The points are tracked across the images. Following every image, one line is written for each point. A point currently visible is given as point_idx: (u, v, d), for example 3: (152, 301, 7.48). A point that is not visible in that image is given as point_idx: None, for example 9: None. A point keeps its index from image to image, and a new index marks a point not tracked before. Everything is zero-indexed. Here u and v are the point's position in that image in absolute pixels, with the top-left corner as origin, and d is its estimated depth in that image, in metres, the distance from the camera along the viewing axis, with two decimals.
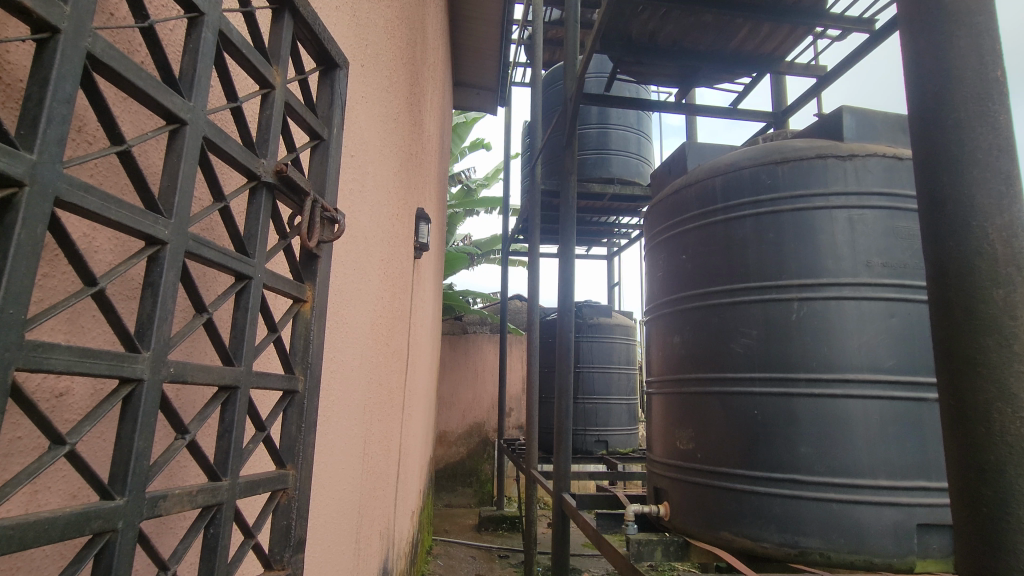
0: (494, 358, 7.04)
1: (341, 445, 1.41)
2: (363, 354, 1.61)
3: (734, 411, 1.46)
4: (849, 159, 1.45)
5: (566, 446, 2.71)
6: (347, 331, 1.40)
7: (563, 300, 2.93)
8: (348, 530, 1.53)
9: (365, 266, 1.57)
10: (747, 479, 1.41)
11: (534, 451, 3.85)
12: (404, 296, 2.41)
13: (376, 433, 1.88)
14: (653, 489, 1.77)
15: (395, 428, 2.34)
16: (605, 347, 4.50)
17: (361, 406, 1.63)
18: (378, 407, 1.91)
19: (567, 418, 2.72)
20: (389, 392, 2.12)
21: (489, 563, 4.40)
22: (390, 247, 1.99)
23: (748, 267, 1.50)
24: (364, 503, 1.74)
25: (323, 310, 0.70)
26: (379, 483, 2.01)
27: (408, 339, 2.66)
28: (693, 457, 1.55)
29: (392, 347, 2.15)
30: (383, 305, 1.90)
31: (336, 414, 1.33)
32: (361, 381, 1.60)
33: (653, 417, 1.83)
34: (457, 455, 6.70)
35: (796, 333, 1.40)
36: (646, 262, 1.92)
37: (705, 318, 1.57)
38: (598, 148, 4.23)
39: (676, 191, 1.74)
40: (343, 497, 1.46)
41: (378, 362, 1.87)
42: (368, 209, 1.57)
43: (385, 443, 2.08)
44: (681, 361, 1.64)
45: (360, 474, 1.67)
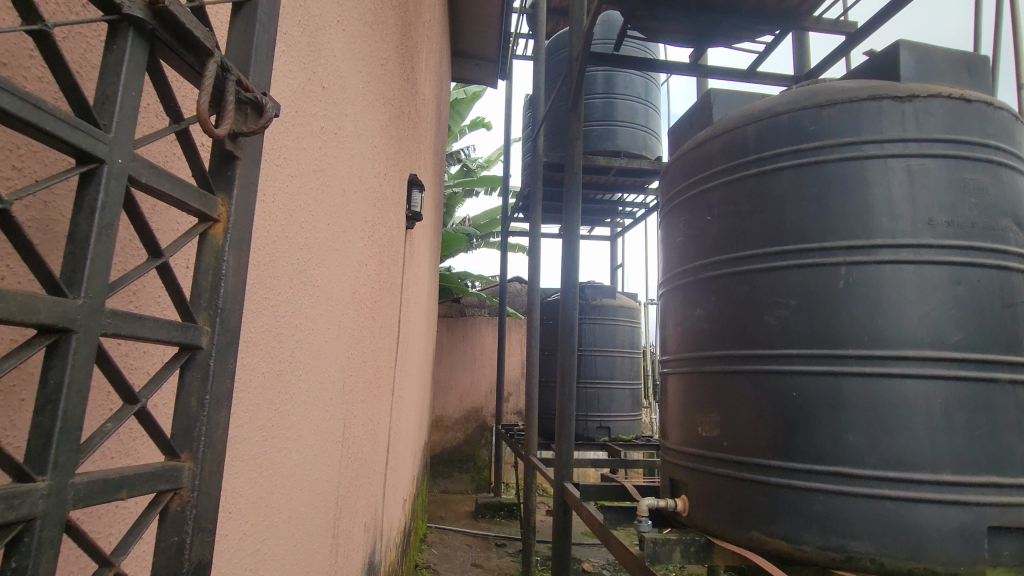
0: (493, 341, 6.86)
1: (315, 425, 1.21)
2: (343, 324, 1.42)
3: (767, 392, 1.27)
4: (908, 100, 1.24)
5: (569, 430, 2.52)
6: (319, 292, 1.19)
7: (566, 276, 2.74)
8: (325, 524, 1.34)
9: (344, 225, 1.37)
10: (782, 472, 1.22)
11: (533, 435, 3.67)
12: (394, 267, 2.22)
13: (360, 415, 1.69)
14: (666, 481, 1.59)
15: (384, 411, 2.16)
16: (608, 329, 4.32)
17: (340, 384, 1.43)
18: (362, 385, 1.71)
19: (569, 402, 2.53)
20: (375, 371, 1.92)
21: (486, 551, 4.25)
22: (377, 210, 1.79)
23: (785, 226, 1.30)
24: (345, 493, 1.55)
25: (244, 235, 0.51)
26: (364, 468, 1.83)
27: (399, 315, 2.47)
28: (715, 444, 1.36)
29: (379, 321, 1.95)
30: (367, 273, 1.70)
31: (306, 389, 1.14)
32: (340, 356, 1.41)
33: (668, 400, 1.64)
34: (453, 440, 6.56)
35: (843, 303, 1.20)
36: (661, 227, 1.71)
37: (733, 287, 1.37)
38: (604, 118, 4.00)
39: (699, 144, 1.53)
40: (318, 486, 1.26)
41: (362, 337, 1.67)
42: (348, 158, 1.36)
43: (371, 427, 1.89)
44: (703, 336, 1.44)
45: (340, 460, 1.48)
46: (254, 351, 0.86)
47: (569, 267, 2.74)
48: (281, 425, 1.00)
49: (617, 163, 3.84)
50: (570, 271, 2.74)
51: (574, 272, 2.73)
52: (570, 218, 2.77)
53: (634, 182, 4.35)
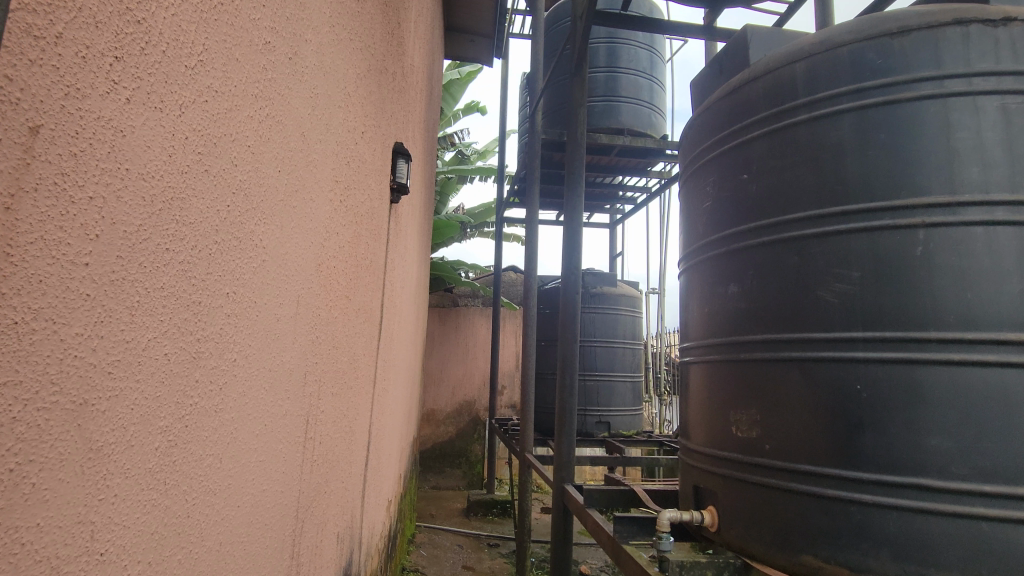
0: (486, 333, 6.65)
1: (260, 423, 0.96)
2: (303, 300, 1.17)
3: (823, 385, 1.03)
4: (1003, 24, 0.99)
5: (570, 427, 2.28)
6: (267, 257, 0.94)
7: (568, 260, 2.50)
8: (278, 543, 1.10)
9: (303, 178, 1.12)
10: (841, 484, 0.99)
11: (529, 431, 3.44)
12: (375, 245, 1.97)
13: (330, 411, 1.45)
14: (688, 489, 1.36)
15: (363, 406, 1.91)
16: (609, 318, 4.08)
17: (301, 373, 1.19)
18: (333, 375, 1.46)
19: (571, 396, 2.30)
20: (351, 359, 1.68)
21: (477, 552, 4.02)
22: (352, 173, 1.54)
23: (844, 182, 1.06)
24: (310, 500, 1.32)
25: None
26: (337, 472, 1.59)
27: (381, 298, 2.22)
28: (754, 447, 1.13)
29: (355, 301, 1.71)
30: (338, 245, 1.44)
31: (246, 379, 0.89)
32: (300, 340, 1.16)
33: (691, 394, 1.40)
34: (445, 435, 6.35)
35: (922, 274, 0.96)
36: (685, 193, 1.47)
37: (779, 258, 1.13)
38: (606, 94, 3.75)
39: (733, 90, 1.29)
40: (267, 499, 1.02)
41: (332, 318, 1.42)
42: (309, 97, 1.11)
43: (345, 424, 1.64)
44: (739, 318, 1.20)
45: (301, 464, 1.23)
46: (153, 325, 0.62)
47: (571, 250, 2.50)
48: (201, 425, 0.75)
49: (620, 141, 3.60)
50: (571, 254, 2.50)
51: (577, 255, 2.49)
52: (574, 195, 2.53)
53: (636, 164, 4.11)
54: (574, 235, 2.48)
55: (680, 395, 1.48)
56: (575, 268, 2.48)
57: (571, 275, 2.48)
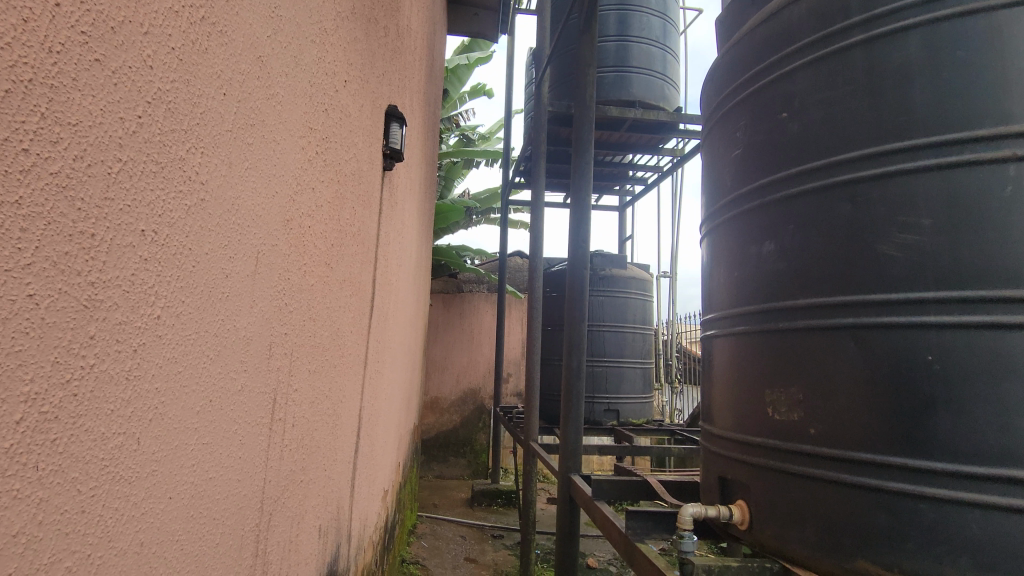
0: (491, 319, 6.49)
1: (202, 399, 0.80)
2: (265, 258, 0.99)
3: (883, 357, 0.85)
4: None
5: (578, 414, 2.10)
6: (208, 196, 0.78)
7: (575, 233, 2.32)
8: (235, 539, 0.94)
9: (262, 112, 0.94)
10: (905, 476, 0.82)
11: (533, 419, 3.27)
12: (364, 211, 1.79)
13: (305, 391, 1.28)
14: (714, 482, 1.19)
15: (350, 388, 1.75)
16: (619, 302, 3.89)
17: (266, 344, 1.02)
18: (311, 351, 1.30)
19: (578, 380, 2.12)
20: (335, 334, 1.52)
21: (480, 543, 3.89)
22: (332, 123, 1.36)
23: (910, 113, 0.87)
24: (282, 488, 1.17)
25: None
26: (318, 459, 1.42)
27: (373, 273, 2.05)
28: (795, 431, 0.95)
29: (340, 271, 1.55)
30: (315, 204, 1.27)
31: (177, 345, 0.72)
32: (261, 305, 0.99)
33: (716, 372, 1.23)
34: (449, 423, 6.22)
35: (1011, 220, 0.78)
36: (710, 144, 1.29)
37: (826, 209, 0.95)
38: (617, 64, 3.55)
39: (770, 17, 1.10)
40: (216, 489, 0.85)
41: (307, 286, 1.25)
42: (268, 16, 0.94)
43: (327, 406, 1.48)
44: (776, 281, 1.03)
45: (268, 449, 1.07)
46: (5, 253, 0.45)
47: (579, 222, 2.31)
48: (101, 396, 0.58)
49: (631, 115, 3.41)
50: (579, 227, 2.31)
51: (585, 227, 2.30)
52: (583, 163, 2.33)
53: (647, 140, 3.90)
54: (582, 206, 2.29)
55: (702, 374, 1.30)
56: (583, 242, 2.30)
57: (580, 250, 2.29)
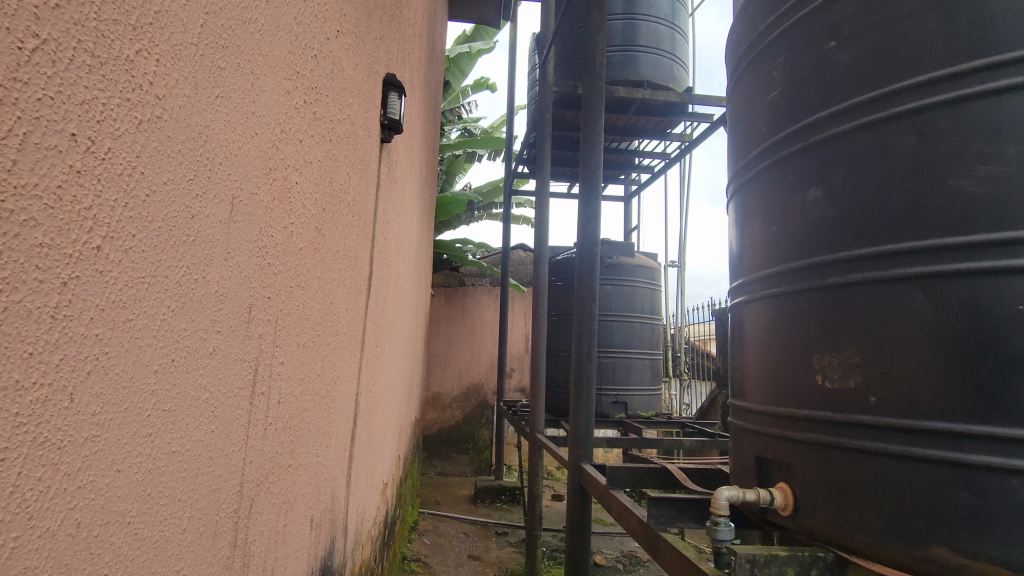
0: (494, 313, 6.37)
1: (162, 357, 0.68)
2: (242, 206, 0.87)
3: (959, 308, 0.74)
4: None
5: (589, 399, 1.97)
6: (166, 117, 0.65)
7: (585, 207, 2.17)
8: (208, 526, 0.82)
9: (237, 35, 0.82)
10: (990, 445, 0.71)
11: (539, 411, 3.15)
12: (360, 181, 1.67)
13: (293, 366, 1.16)
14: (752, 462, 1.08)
15: (345, 370, 1.63)
16: (627, 291, 3.76)
17: (244, 307, 0.90)
18: (299, 322, 1.18)
19: (588, 363, 1.99)
20: (328, 309, 1.40)
21: (484, 540, 3.76)
22: (322, 73, 1.24)
23: (989, 25, 0.75)
24: (267, 473, 1.05)
25: None
26: (309, 444, 1.30)
27: (371, 250, 1.93)
28: (853, 398, 0.85)
29: (333, 241, 1.43)
30: (303, 159, 1.15)
31: (127, 287, 0.60)
32: (238, 259, 0.87)
33: (751, 338, 1.12)
34: (452, 419, 6.11)
35: None
36: (743, 91, 1.18)
37: (886, 145, 0.84)
38: (624, 43, 3.43)
39: None
40: (181, 466, 0.73)
41: (294, 249, 1.13)
42: None
43: (319, 386, 1.36)
44: (826, 231, 0.92)
45: (248, 426, 0.95)
46: None
47: (590, 195, 2.16)
48: (14, 334, 0.46)
49: (639, 95, 3.29)
50: (590, 200, 2.16)
51: (596, 200, 2.15)
52: (593, 134, 2.20)
53: (655, 123, 3.78)
54: (593, 179, 2.15)
55: (735, 342, 1.20)
56: (595, 217, 2.15)
57: (591, 225, 2.15)
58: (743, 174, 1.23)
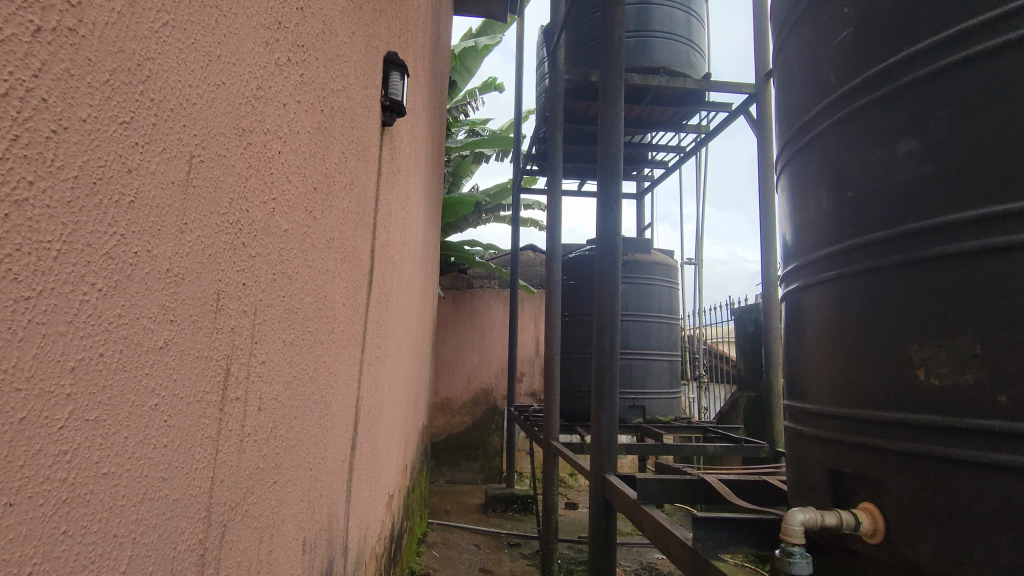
0: (504, 316, 6.20)
1: (83, 350, 0.52)
2: (206, 169, 0.72)
3: None
4: None
5: (611, 403, 1.80)
6: (80, 30, 0.50)
7: (603, 193, 1.98)
8: (160, 565, 0.65)
9: None
10: None
11: (553, 416, 2.98)
12: (357, 164, 1.51)
13: (278, 367, 1.00)
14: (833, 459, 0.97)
15: (343, 373, 1.47)
16: (643, 289, 3.58)
17: (208, 293, 0.74)
18: (285, 317, 1.02)
19: (610, 365, 1.81)
20: (320, 303, 1.23)
21: (496, 552, 3.59)
22: (309, 32, 1.09)
23: None
24: (245, 491, 0.88)
25: None
26: (300, 457, 1.14)
27: (372, 243, 1.77)
28: (981, 386, 0.72)
29: (326, 226, 1.27)
30: (287, 126, 1.00)
31: (19, 252, 0.44)
32: (200, 233, 0.71)
33: (815, 317, 1.02)
34: (461, 425, 5.94)
35: None
36: (814, 54, 1.06)
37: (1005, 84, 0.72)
38: (638, 29, 3.27)
39: None
40: (118, 492, 0.57)
41: (279, 230, 0.97)
42: None
43: (311, 390, 1.20)
44: (935, 193, 0.80)
45: (218, 438, 0.79)
46: None
47: (610, 179, 1.97)
48: None
49: (655, 82, 3.12)
50: (609, 185, 1.97)
51: (616, 185, 1.96)
52: (613, 114, 2.02)
53: (670, 114, 3.61)
54: (612, 162, 1.97)
55: (794, 324, 1.10)
56: (616, 202, 1.96)
57: (611, 212, 1.96)
58: (795, 137, 1.14)
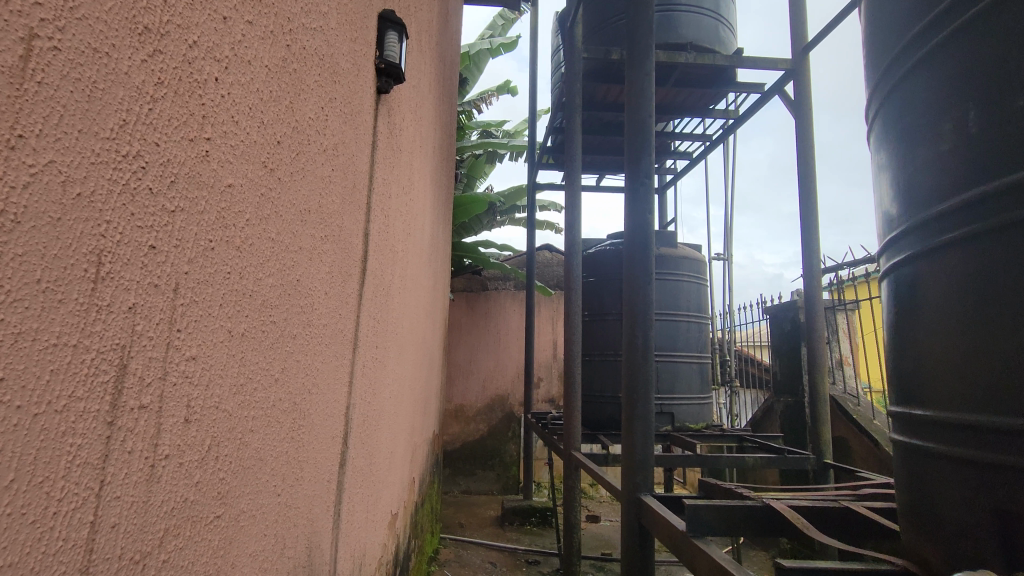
0: (519, 318, 5.96)
1: None
2: (66, 64, 0.48)
3: None
4: None
5: (646, 411, 1.54)
6: None
7: (632, 167, 1.70)
8: None
9: None
10: None
11: (574, 425, 2.72)
12: (343, 127, 1.28)
13: (220, 365, 0.76)
14: (976, 479, 0.79)
15: (328, 374, 1.23)
16: (670, 286, 3.31)
17: (76, 248, 0.50)
18: (230, 299, 0.78)
19: (645, 365, 1.55)
20: (290, 287, 1.00)
21: (513, 571, 3.33)
22: None
23: None
24: (165, 533, 0.64)
25: None
26: (261, 481, 0.90)
27: (365, 226, 1.54)
28: None
29: (299, 195, 1.03)
30: (231, 49, 0.76)
31: None
32: (53, 157, 0.47)
33: (974, 306, 0.78)
34: (476, 433, 5.70)
35: None
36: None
37: None
38: (663, 2, 3.03)
39: None
40: None
41: (217, 184, 0.73)
42: None
43: (278, 396, 0.96)
44: None
45: (104, 465, 0.54)
46: None
47: (639, 151, 1.69)
48: None
49: (682, 58, 2.86)
50: (638, 157, 1.69)
51: (647, 157, 1.68)
52: (642, 75, 1.74)
53: (696, 97, 3.35)
54: (644, 129, 1.70)
55: (900, 303, 0.92)
56: (647, 177, 1.68)
57: (642, 189, 1.68)
58: (906, 73, 0.94)
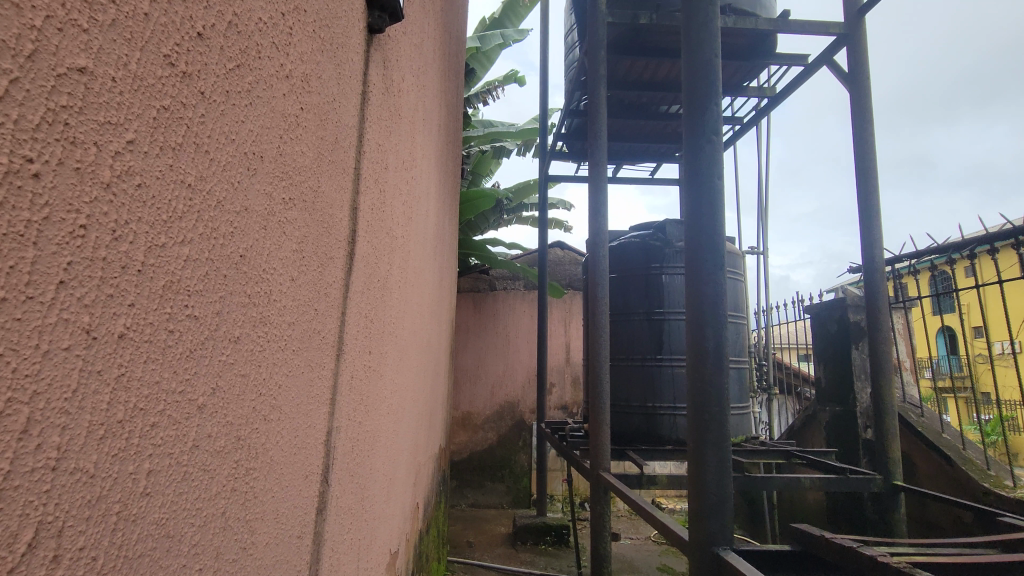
0: (530, 320, 5.62)
1: None
2: None
3: None
4: None
5: (719, 437, 1.23)
6: None
7: (692, 122, 1.37)
8: None
9: None
10: None
11: (602, 441, 2.38)
12: (318, 55, 0.94)
13: (60, 395, 0.42)
14: None
15: (298, 393, 0.89)
16: None
17: None
18: (85, 275, 0.44)
19: (719, 378, 1.22)
20: (229, 266, 0.66)
21: None
22: None
23: None
24: None
25: None
26: (173, 569, 0.56)
27: (354, 198, 1.20)
28: None
29: (243, 130, 0.69)
30: None
31: None
32: None
33: None
34: (485, 442, 5.36)
35: None
36: None
37: None
38: None
39: None
40: None
41: (43, 58, 0.40)
42: None
43: (207, 432, 0.62)
44: None
45: None
46: None
47: (701, 101, 1.35)
48: None
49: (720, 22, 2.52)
50: (701, 109, 1.35)
51: (713, 108, 1.34)
52: (702, 7, 1.39)
53: (730, 71, 3.02)
54: (710, 77, 1.35)
55: None
56: (713, 134, 1.35)
57: (705, 149, 1.35)
58: None
